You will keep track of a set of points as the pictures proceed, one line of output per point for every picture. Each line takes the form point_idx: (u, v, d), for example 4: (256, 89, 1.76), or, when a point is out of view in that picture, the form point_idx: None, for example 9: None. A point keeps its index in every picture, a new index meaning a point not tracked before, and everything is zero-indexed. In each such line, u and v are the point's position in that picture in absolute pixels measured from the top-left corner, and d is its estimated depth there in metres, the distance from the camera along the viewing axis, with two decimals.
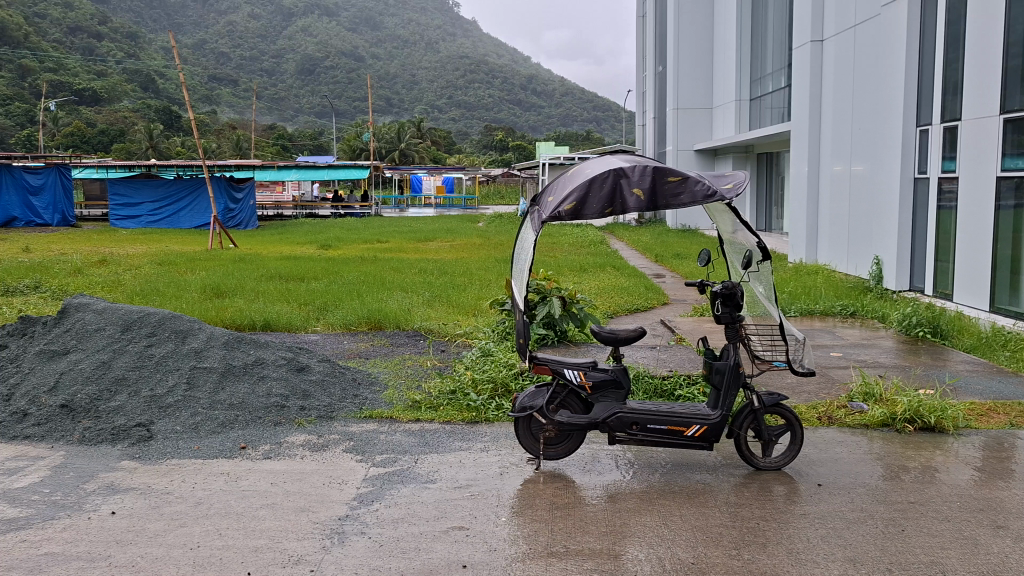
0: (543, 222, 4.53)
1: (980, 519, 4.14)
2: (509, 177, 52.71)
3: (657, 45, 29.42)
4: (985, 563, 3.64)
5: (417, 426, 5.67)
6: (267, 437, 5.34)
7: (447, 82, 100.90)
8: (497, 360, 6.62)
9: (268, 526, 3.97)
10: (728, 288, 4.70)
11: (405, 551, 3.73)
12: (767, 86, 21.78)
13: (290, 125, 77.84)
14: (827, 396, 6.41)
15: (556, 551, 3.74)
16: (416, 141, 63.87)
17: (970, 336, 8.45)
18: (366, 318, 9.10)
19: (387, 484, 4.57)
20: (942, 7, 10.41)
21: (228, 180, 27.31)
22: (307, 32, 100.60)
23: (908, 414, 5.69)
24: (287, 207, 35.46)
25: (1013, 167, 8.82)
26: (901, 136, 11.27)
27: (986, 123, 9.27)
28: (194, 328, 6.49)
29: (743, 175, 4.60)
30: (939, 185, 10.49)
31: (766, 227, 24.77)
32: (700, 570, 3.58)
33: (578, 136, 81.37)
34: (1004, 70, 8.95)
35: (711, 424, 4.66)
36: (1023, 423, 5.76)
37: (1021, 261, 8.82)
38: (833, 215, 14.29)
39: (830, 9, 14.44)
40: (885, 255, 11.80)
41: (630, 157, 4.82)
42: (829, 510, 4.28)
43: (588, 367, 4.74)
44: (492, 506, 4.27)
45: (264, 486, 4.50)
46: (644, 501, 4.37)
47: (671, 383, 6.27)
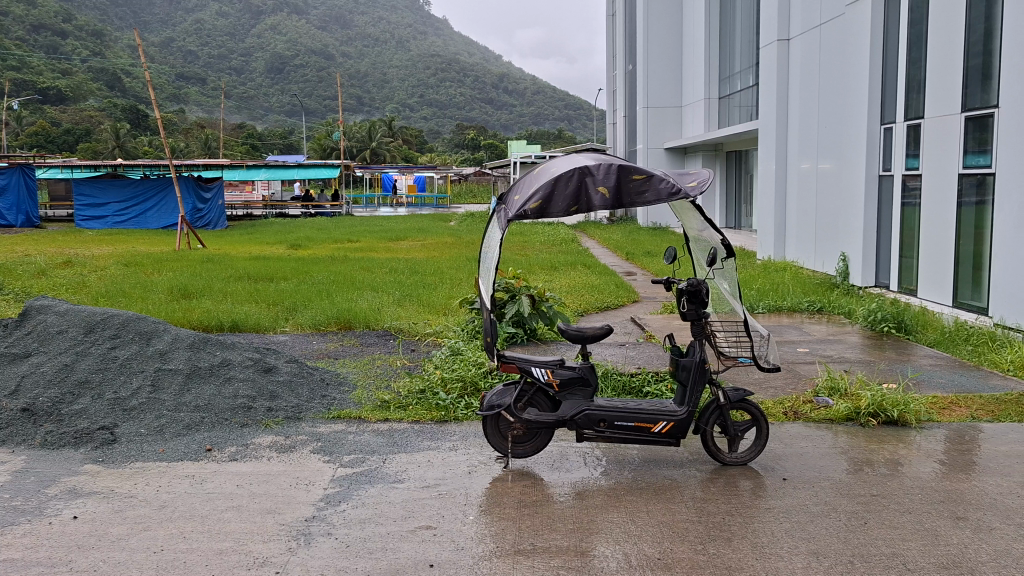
0: (508, 221, 4.53)
1: (941, 511, 4.21)
2: (481, 176, 52.70)
3: (627, 44, 29.54)
4: (945, 555, 3.70)
5: (385, 426, 5.65)
6: (234, 438, 5.30)
7: (418, 81, 100.52)
8: (465, 359, 6.62)
9: (234, 528, 3.94)
10: (694, 285, 4.73)
11: (371, 551, 3.72)
12: (735, 84, 22.01)
13: (260, 124, 77.07)
14: (793, 392, 6.48)
15: (523, 549, 3.75)
16: (387, 140, 63.49)
17: (933, 331, 8.58)
18: (335, 318, 9.05)
19: (354, 484, 4.55)
20: (905, 7, 10.57)
21: (196, 180, 27.02)
22: (275, 30, 99.77)
23: (871, 409, 5.78)
24: (257, 207, 35.14)
25: (974, 164, 8.95)
26: (866, 134, 11.42)
27: (948, 121, 9.42)
28: (158, 329, 6.44)
29: (707, 173, 4.65)
30: (903, 182, 10.63)
31: (735, 225, 24.97)
32: (667, 566, 3.60)
33: (549, 134, 81.38)
34: (965, 69, 9.10)
35: (678, 420, 4.69)
36: (984, 416, 5.87)
37: (983, 257, 8.91)
38: (800, 212, 14.44)
39: (796, 8, 14.59)
40: (851, 251, 11.96)
41: (594, 155, 4.83)
42: (794, 504, 4.32)
43: (554, 365, 4.75)
44: (459, 505, 4.26)
45: (230, 488, 4.46)
46: (611, 498, 4.39)
47: (639, 380, 6.31)
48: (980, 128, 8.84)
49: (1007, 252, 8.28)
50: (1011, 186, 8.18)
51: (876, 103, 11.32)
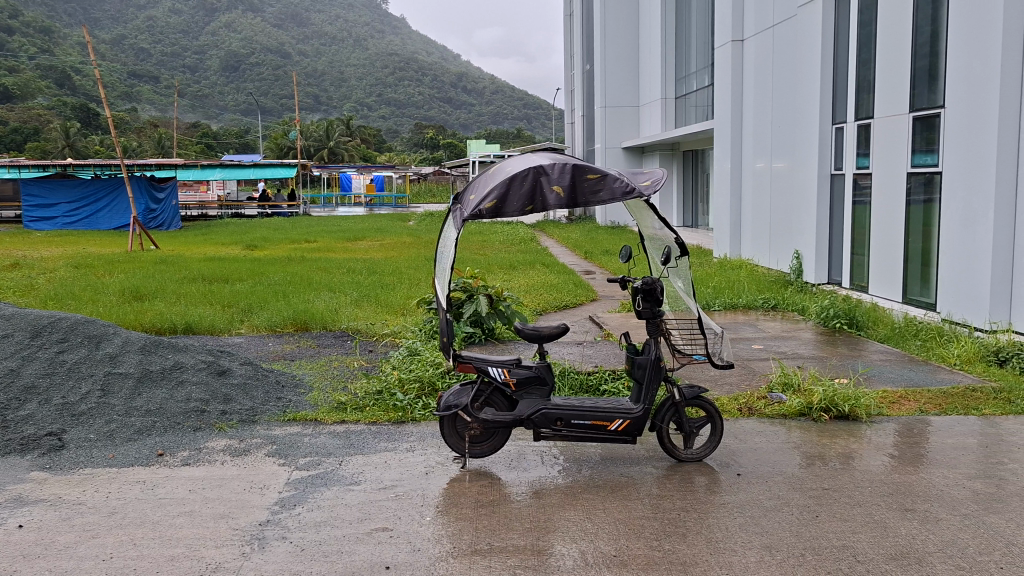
0: (463, 221, 4.52)
1: (890, 503, 4.30)
2: (440, 175, 52.66)
3: (584, 44, 29.70)
4: (893, 546, 3.78)
5: (341, 427, 5.61)
6: (187, 442, 5.22)
7: (376, 80, 99.92)
8: (423, 359, 6.59)
9: (185, 534, 3.87)
10: (649, 283, 4.77)
11: (326, 554, 3.69)
12: (691, 84, 22.28)
13: (214, 123, 75.86)
14: (747, 388, 6.57)
15: (480, 550, 3.74)
16: (345, 140, 62.94)
17: (883, 327, 8.76)
18: (292, 319, 8.97)
19: (310, 486, 4.51)
20: (855, 8, 10.78)
21: (149, 179, 26.56)
22: (230, 27, 98.42)
23: (823, 403, 5.88)
24: (213, 207, 34.64)
25: (921, 163, 9.15)
26: (818, 133, 11.62)
27: (897, 120, 9.61)
28: (108, 333, 6.33)
29: (660, 173, 4.70)
30: (854, 181, 10.83)
31: (692, 223, 25.22)
32: (622, 563, 3.63)
33: (509, 134, 81.33)
34: (913, 70, 9.29)
35: (634, 418, 4.72)
36: (931, 409, 6.01)
37: (930, 254, 9.11)
38: (754, 211, 14.64)
39: (750, 10, 14.79)
40: (805, 249, 12.17)
41: (549, 155, 4.84)
42: (748, 499, 4.38)
43: (511, 364, 4.75)
44: (416, 506, 4.25)
45: (182, 494, 4.39)
46: (568, 497, 4.40)
47: (597, 378, 6.35)
48: (927, 128, 9.03)
49: (953, 249, 8.49)
50: (956, 183, 8.37)
51: (828, 104, 11.52)
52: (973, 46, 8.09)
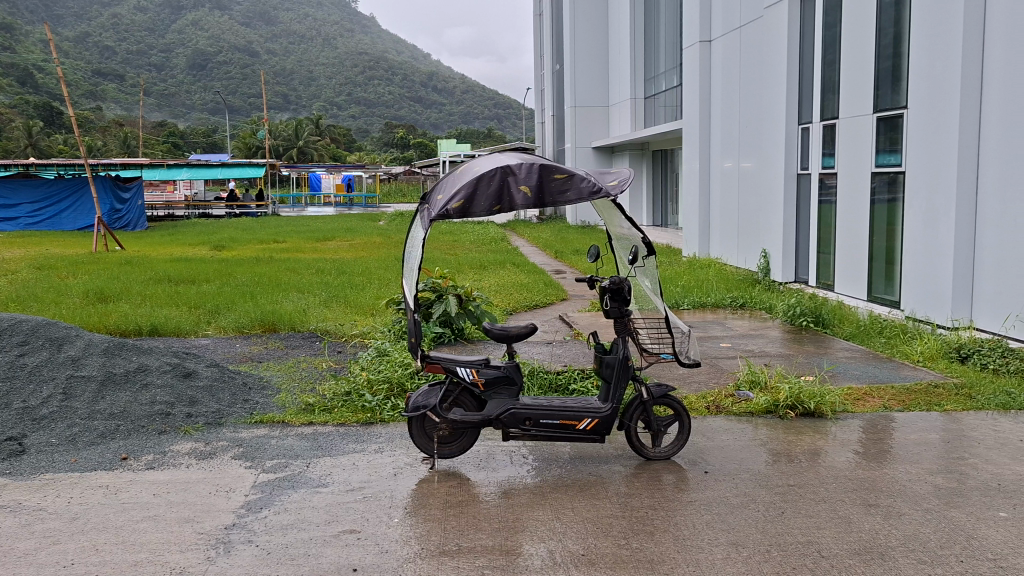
0: (430, 220, 4.50)
1: (855, 499, 4.36)
2: (411, 175, 52.55)
3: (553, 43, 29.77)
4: (857, 541, 3.83)
5: (309, 429, 5.56)
6: (152, 445, 5.16)
7: (345, 78, 99.36)
8: (392, 359, 6.57)
9: (149, 539, 3.82)
10: (616, 282, 4.79)
11: (293, 558, 3.66)
12: (660, 84, 22.43)
13: (181, 121, 74.97)
14: (715, 386, 6.62)
15: (449, 550, 3.74)
16: (315, 139, 62.53)
17: (849, 324, 8.87)
18: (260, 321, 8.88)
19: (277, 489, 4.47)
20: (820, 10, 10.91)
21: (114, 179, 26.18)
22: (196, 25, 97.37)
23: (790, 401, 5.94)
24: (179, 207, 34.24)
25: (885, 163, 9.28)
26: (785, 133, 11.74)
27: (862, 121, 9.74)
28: (70, 336, 6.23)
29: (627, 172, 4.72)
30: (820, 180, 10.96)
31: (661, 223, 25.38)
32: (590, 562, 3.64)
33: (480, 134, 81.25)
34: (877, 72, 9.42)
35: (602, 417, 4.74)
36: (895, 406, 6.09)
37: (894, 252, 9.24)
38: (722, 210, 14.77)
39: (717, 11, 14.92)
40: (772, 248, 12.30)
41: (516, 155, 4.84)
42: (715, 497, 4.41)
43: (480, 364, 4.75)
44: (385, 508, 4.23)
45: (146, 498, 4.33)
46: (537, 496, 4.41)
47: (566, 378, 6.36)
48: (891, 128, 9.16)
49: (915, 248, 8.63)
50: (919, 183, 8.50)
51: (794, 105, 11.65)
52: (935, 48, 8.21)
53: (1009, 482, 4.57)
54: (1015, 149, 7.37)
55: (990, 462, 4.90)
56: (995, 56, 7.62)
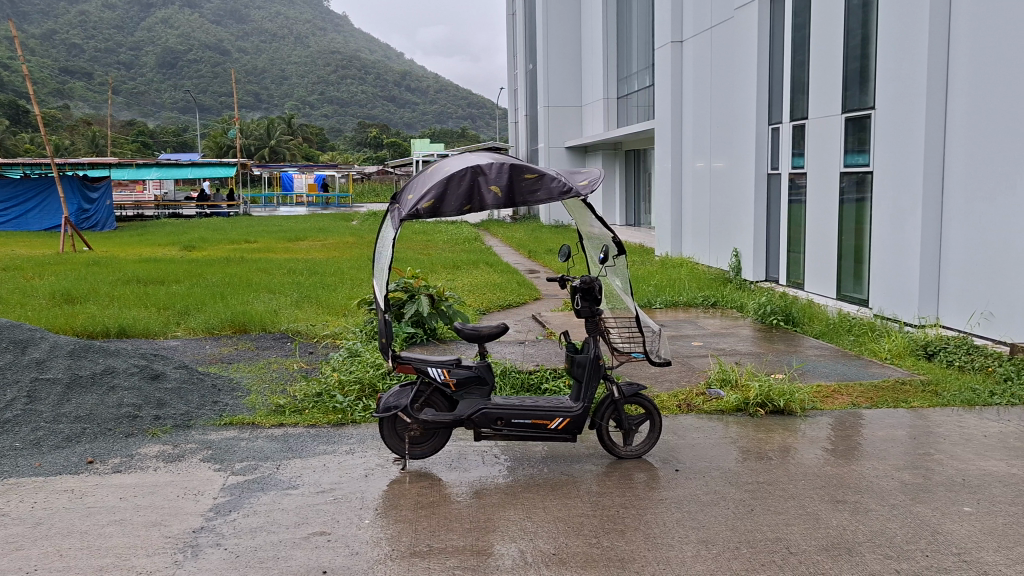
0: (400, 220, 4.48)
1: (824, 495, 4.40)
2: (384, 175, 52.42)
3: (526, 43, 29.81)
4: (825, 537, 3.87)
5: (279, 431, 5.52)
6: (119, 449, 5.09)
7: (318, 77, 98.71)
8: (364, 359, 6.54)
9: (115, 544, 3.77)
10: (587, 282, 4.80)
11: (262, 561, 3.62)
12: (633, 84, 22.53)
13: (151, 120, 74.11)
14: (687, 384, 6.67)
15: (420, 551, 3.73)
16: (287, 138, 62.14)
17: (818, 322, 8.97)
18: (229, 322, 8.80)
19: (246, 491, 4.43)
20: (789, 11, 11.01)
21: (82, 179, 25.81)
22: (165, 23, 96.37)
23: (759, 399, 5.99)
24: (148, 206, 33.84)
25: (854, 163, 9.38)
26: (755, 133, 11.84)
27: (830, 121, 9.85)
28: (35, 338, 6.15)
29: (597, 172, 4.73)
30: (790, 180, 11.06)
31: (634, 222, 25.51)
32: (562, 561, 3.65)
33: (454, 133, 81.07)
34: (845, 73, 9.53)
35: (574, 416, 4.74)
36: (863, 402, 6.17)
37: (863, 251, 9.34)
38: (694, 210, 14.86)
39: (688, 11, 15.02)
40: (743, 247, 12.37)
41: (487, 155, 4.83)
42: (686, 494, 4.44)
43: (451, 364, 4.74)
44: (356, 509, 4.21)
45: (112, 502, 4.27)
46: (508, 496, 4.40)
47: (537, 377, 6.36)
48: (859, 128, 9.26)
49: (883, 247, 8.74)
50: (887, 183, 8.60)
51: (764, 105, 11.76)
52: (902, 49, 8.31)
53: (973, 477, 4.64)
54: (980, 149, 7.48)
55: (955, 458, 4.98)
56: (960, 57, 7.72)
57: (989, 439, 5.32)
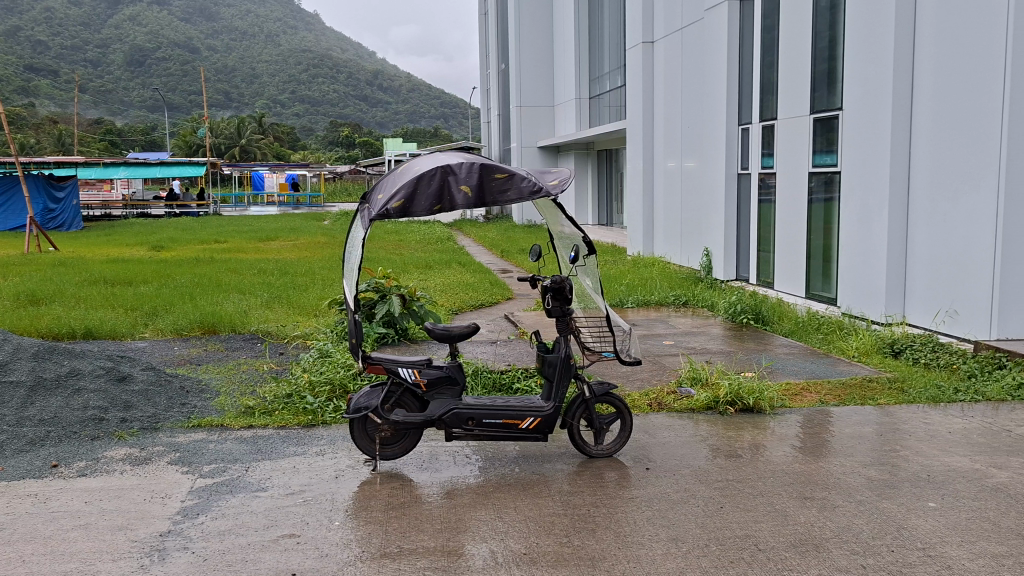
0: (370, 220, 4.46)
1: (792, 492, 4.44)
2: (356, 174, 52.19)
3: (499, 43, 29.82)
4: (793, 534, 3.90)
5: (249, 433, 5.47)
6: (84, 452, 5.01)
7: (289, 76, 97.91)
8: (335, 360, 6.51)
9: (80, 549, 3.71)
10: (558, 282, 4.80)
11: (230, 564, 3.59)
12: (604, 85, 22.62)
13: (118, 119, 73.15)
14: (658, 383, 6.71)
15: (391, 552, 3.71)
16: (257, 137, 61.66)
17: (787, 321, 9.05)
18: (199, 323, 8.71)
19: (214, 494, 4.38)
20: (758, 12, 11.11)
21: (47, 178, 25.38)
22: (133, 20, 95.21)
23: (729, 397, 6.03)
24: (116, 205, 33.36)
25: (822, 163, 9.49)
26: (725, 133, 11.93)
27: (799, 122, 9.94)
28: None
29: (567, 172, 4.74)
30: (759, 180, 11.16)
31: (606, 222, 25.60)
32: (532, 560, 3.65)
33: (426, 132, 80.84)
34: (813, 74, 9.64)
35: (545, 416, 4.75)
36: (831, 400, 6.24)
37: (831, 250, 9.45)
38: (665, 209, 14.94)
39: (659, 12, 15.09)
40: (713, 246, 12.46)
41: (457, 154, 4.82)
42: (656, 493, 4.46)
43: (422, 365, 4.72)
44: (325, 511, 4.18)
45: (77, 506, 4.20)
46: (479, 496, 4.40)
47: (509, 377, 6.36)
48: (827, 129, 9.37)
49: (851, 246, 8.85)
50: (855, 182, 8.71)
51: (734, 106, 11.87)
52: (869, 50, 8.42)
53: (938, 473, 4.71)
54: (945, 149, 7.59)
55: (920, 454, 5.05)
56: (925, 58, 7.84)
57: (954, 436, 5.41)
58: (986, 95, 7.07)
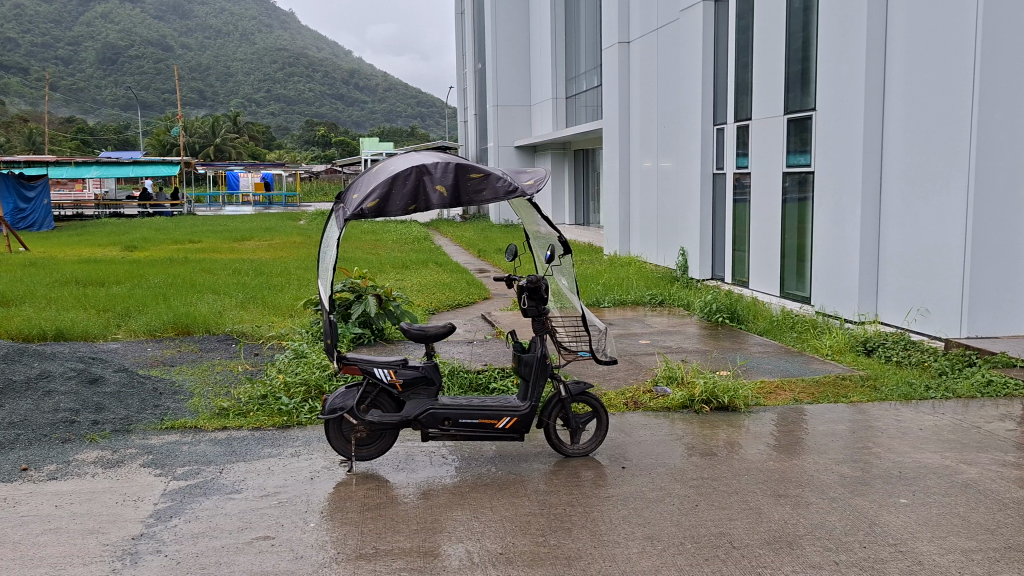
0: (344, 220, 4.44)
1: (767, 490, 4.48)
2: (332, 174, 51.93)
3: (475, 42, 29.79)
4: (767, 531, 3.94)
5: (223, 434, 5.43)
6: (54, 455, 4.94)
7: (264, 74, 97.15)
8: (310, 360, 6.49)
9: (50, 553, 3.67)
10: (534, 282, 4.81)
11: (204, 566, 3.56)
12: (581, 85, 22.67)
13: (90, 117, 72.19)
14: (634, 382, 6.73)
15: (366, 553, 3.70)
16: (232, 136, 61.18)
17: (762, 320, 9.12)
18: (173, 323, 8.63)
19: (188, 496, 4.35)
20: (732, 13, 11.17)
21: (17, 178, 24.98)
22: (105, 18, 94.07)
23: (704, 396, 6.06)
24: (89, 205, 32.92)
25: (795, 163, 9.57)
26: (700, 134, 12.01)
27: (773, 121, 10.02)
28: None
29: (543, 172, 4.74)
30: (734, 180, 11.24)
31: (583, 221, 25.66)
32: (509, 560, 3.65)
33: (403, 131, 80.50)
34: (786, 75, 9.72)
35: (521, 416, 4.75)
36: (805, 398, 6.30)
37: (805, 249, 9.54)
38: (642, 208, 15.00)
39: (635, 12, 15.14)
40: (689, 246, 12.54)
41: (432, 154, 4.81)
42: (631, 491, 4.48)
43: (397, 365, 4.71)
44: (300, 513, 4.16)
45: (47, 510, 4.15)
46: (456, 496, 4.40)
47: (486, 377, 6.36)
48: (801, 129, 9.46)
49: (825, 245, 8.93)
50: (828, 182, 8.80)
51: (709, 106, 11.94)
52: (841, 51, 8.50)
53: (909, 469, 4.77)
54: (916, 150, 7.68)
55: (892, 451, 5.12)
56: (897, 60, 7.93)
57: (925, 432, 5.48)
58: (955, 97, 7.17)
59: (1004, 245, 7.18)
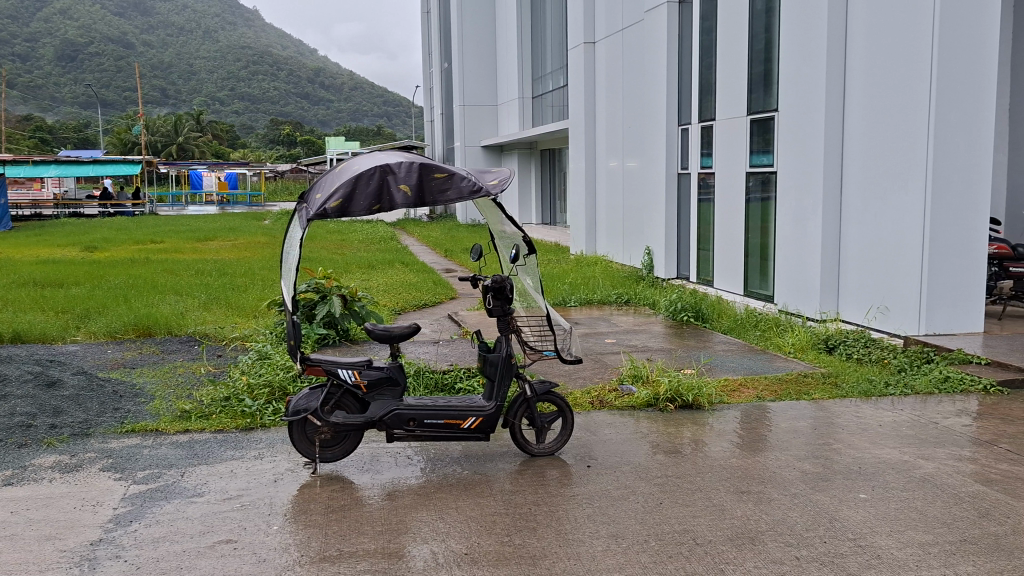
0: (308, 219, 4.40)
1: (730, 487, 4.53)
2: (297, 173, 51.42)
3: (441, 42, 29.72)
4: (730, 528, 3.98)
5: (184, 437, 5.36)
6: (10, 460, 4.84)
7: (228, 73, 96.03)
8: (273, 362, 6.44)
9: (4, 560, 3.59)
10: (499, 282, 4.81)
11: (164, 571, 3.52)
12: (547, 84, 22.72)
13: (48, 115, 70.78)
14: (599, 381, 6.76)
15: (330, 555, 3.67)
16: (195, 135, 60.35)
17: (726, 318, 9.21)
18: (134, 325, 8.50)
19: (148, 501, 4.28)
20: (697, 14, 11.26)
21: None
22: (64, 14, 92.35)
23: (669, 394, 6.10)
24: (47, 204, 32.27)
25: (758, 163, 9.68)
26: (665, 134, 12.10)
27: (736, 122, 10.14)
28: None
29: (507, 172, 4.74)
30: (698, 180, 11.34)
31: (550, 221, 25.69)
32: (473, 560, 3.65)
33: (369, 131, 79.96)
34: (749, 76, 9.83)
35: (486, 416, 4.75)
36: (767, 395, 6.38)
37: (768, 249, 9.66)
38: (608, 207, 15.06)
39: (600, 12, 15.20)
40: (655, 245, 12.63)
41: (396, 153, 4.80)
42: (597, 490, 4.50)
43: (362, 366, 4.68)
44: (263, 515, 4.11)
45: (2, 517, 4.06)
46: (421, 497, 4.38)
47: (451, 377, 6.35)
48: (763, 130, 9.57)
49: (786, 244, 9.05)
50: (790, 182, 8.90)
51: (673, 106, 12.04)
52: (803, 52, 8.61)
53: (868, 465, 4.84)
54: (875, 150, 7.82)
55: (852, 447, 5.20)
56: (857, 62, 8.06)
57: (885, 428, 5.57)
58: (912, 98, 7.31)
59: (960, 244, 7.31)
